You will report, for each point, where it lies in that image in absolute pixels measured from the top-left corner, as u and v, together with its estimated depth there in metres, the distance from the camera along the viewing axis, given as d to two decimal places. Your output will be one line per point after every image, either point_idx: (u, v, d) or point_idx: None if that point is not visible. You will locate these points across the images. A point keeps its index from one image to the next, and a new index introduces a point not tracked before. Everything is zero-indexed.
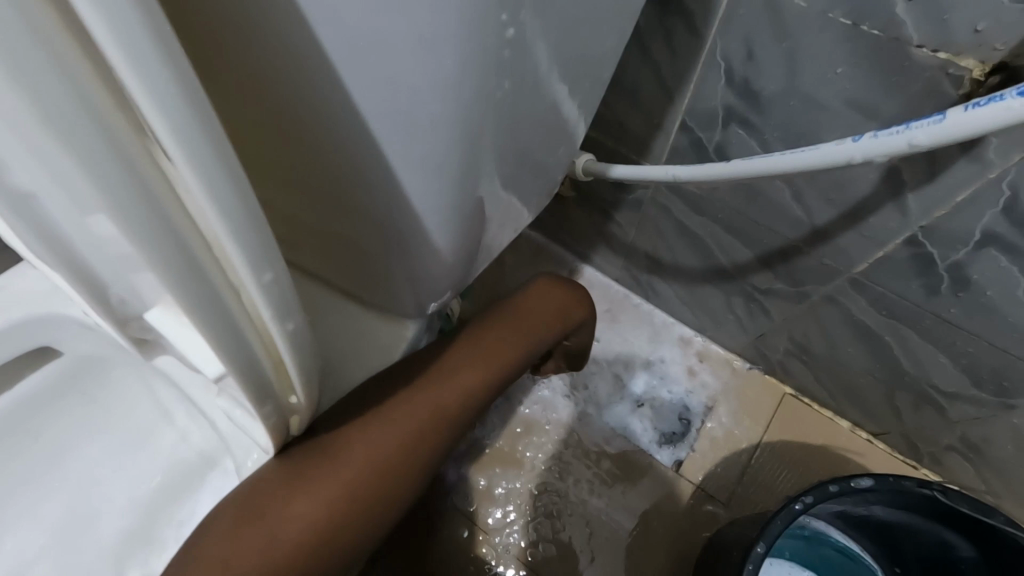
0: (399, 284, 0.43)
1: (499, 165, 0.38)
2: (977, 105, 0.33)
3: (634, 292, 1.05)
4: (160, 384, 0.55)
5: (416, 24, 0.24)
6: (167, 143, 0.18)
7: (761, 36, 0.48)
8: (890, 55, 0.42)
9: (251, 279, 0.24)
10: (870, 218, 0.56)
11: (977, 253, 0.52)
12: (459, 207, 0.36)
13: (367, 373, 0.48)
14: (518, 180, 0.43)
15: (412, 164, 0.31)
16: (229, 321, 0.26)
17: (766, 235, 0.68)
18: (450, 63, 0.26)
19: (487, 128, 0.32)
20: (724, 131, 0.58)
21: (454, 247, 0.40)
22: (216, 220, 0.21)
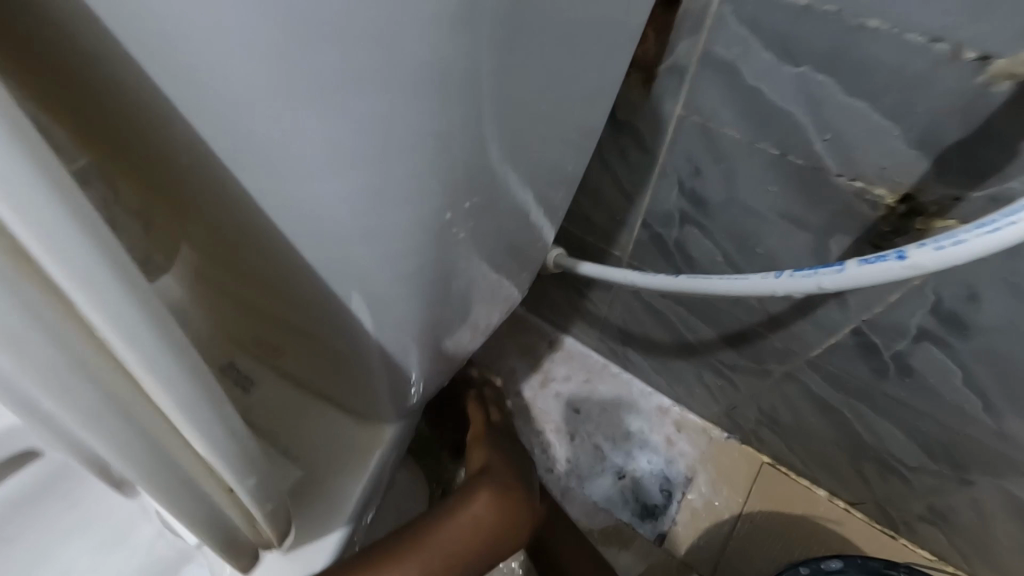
0: (376, 396, 0.45)
1: (470, 298, 0.40)
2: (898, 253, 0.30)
3: (612, 362, 1.08)
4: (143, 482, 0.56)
5: (378, 243, 0.27)
6: (101, 320, 0.21)
7: (704, 157, 0.54)
8: (814, 181, 0.48)
9: (175, 415, 0.27)
10: (817, 310, 0.60)
11: (915, 344, 0.56)
12: (428, 342, 0.39)
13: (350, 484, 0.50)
14: (495, 296, 0.46)
15: (383, 322, 0.34)
16: (182, 469, 0.31)
17: (727, 319, 0.73)
18: (395, 259, 0.29)
19: (458, 285, 0.36)
20: (682, 230, 0.63)
21: (424, 367, 0.43)
22: (145, 371, 0.24)
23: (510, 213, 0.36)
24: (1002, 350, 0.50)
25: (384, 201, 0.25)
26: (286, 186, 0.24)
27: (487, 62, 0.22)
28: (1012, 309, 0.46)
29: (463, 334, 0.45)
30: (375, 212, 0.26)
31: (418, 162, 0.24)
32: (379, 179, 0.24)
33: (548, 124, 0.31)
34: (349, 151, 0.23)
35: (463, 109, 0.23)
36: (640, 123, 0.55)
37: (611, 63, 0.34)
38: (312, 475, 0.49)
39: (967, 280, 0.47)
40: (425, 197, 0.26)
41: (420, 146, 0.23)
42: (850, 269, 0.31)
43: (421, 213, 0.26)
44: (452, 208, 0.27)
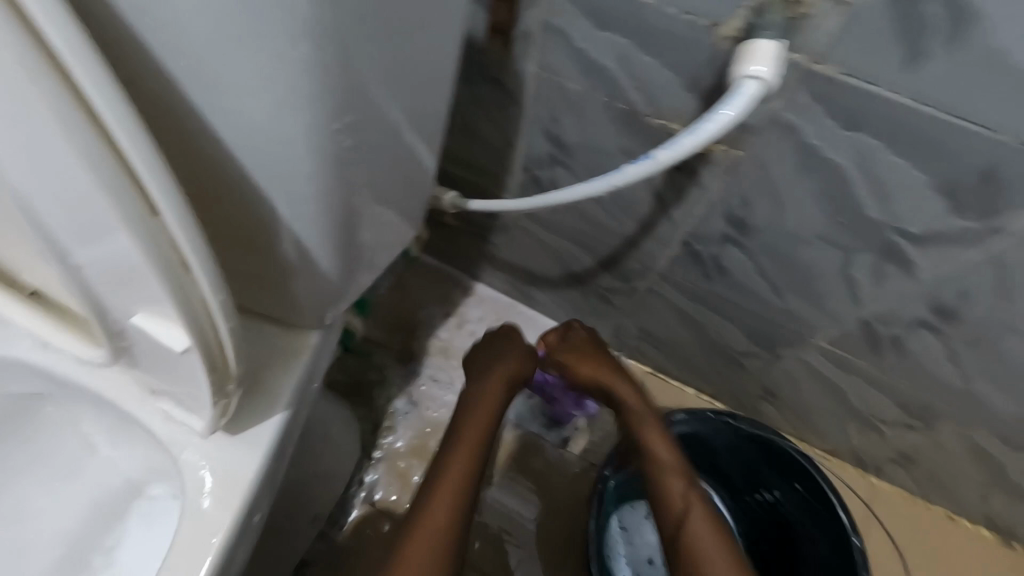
0: (301, 302, 0.54)
1: (372, 212, 0.50)
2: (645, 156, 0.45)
3: (518, 301, 1.23)
4: (93, 421, 0.64)
5: (290, 141, 0.37)
6: (138, 166, 0.31)
7: (557, 107, 0.67)
8: (634, 121, 0.63)
9: (196, 262, 0.36)
10: (656, 227, 0.77)
11: (723, 246, 0.74)
12: (342, 249, 0.49)
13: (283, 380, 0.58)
14: (399, 214, 0.56)
15: (300, 222, 0.43)
16: (203, 339, 0.41)
17: (598, 245, 0.89)
18: (300, 162, 0.38)
19: (360, 198, 0.46)
20: (552, 170, 0.77)
21: (340, 275, 0.52)
22: (178, 218, 0.34)
23: (398, 140, 0.46)
24: (773, 244, 0.69)
25: (292, 108, 0.35)
26: (214, 82, 0.34)
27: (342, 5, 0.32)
28: (772, 210, 0.64)
29: (371, 249, 0.55)
30: (288, 116, 0.35)
31: (297, 76, 0.33)
32: (271, 80, 0.33)
33: (416, 66, 0.42)
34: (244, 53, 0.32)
35: (329, 37, 0.32)
36: (507, 79, 0.67)
37: (457, 23, 0.45)
38: (253, 380, 0.57)
39: (741, 190, 0.64)
40: (312, 108, 0.35)
41: (296, 62, 0.33)
42: (627, 169, 0.47)
43: (310, 120, 0.36)
44: (336, 121, 0.37)
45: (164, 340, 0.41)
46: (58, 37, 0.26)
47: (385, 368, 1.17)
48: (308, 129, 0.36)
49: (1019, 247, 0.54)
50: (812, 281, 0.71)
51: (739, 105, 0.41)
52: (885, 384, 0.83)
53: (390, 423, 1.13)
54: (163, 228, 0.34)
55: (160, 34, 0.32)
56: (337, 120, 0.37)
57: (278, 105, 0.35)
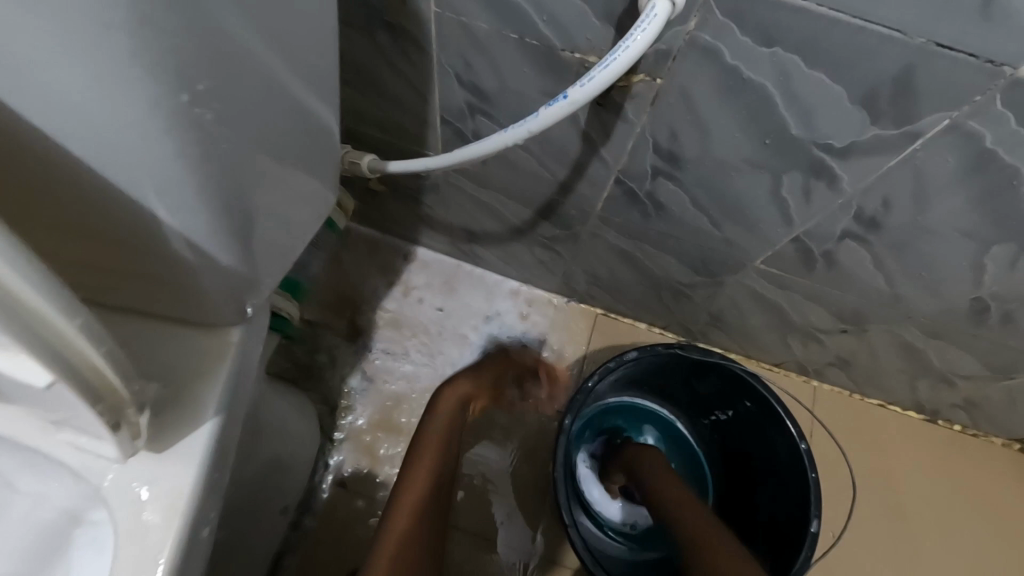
0: (208, 299, 0.49)
1: (266, 183, 0.45)
2: (551, 101, 0.43)
3: (463, 261, 1.20)
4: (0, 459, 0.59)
5: (131, 120, 0.31)
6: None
7: (467, 50, 0.62)
8: (550, 58, 0.59)
9: (31, 290, 0.31)
10: (588, 169, 0.75)
11: (656, 182, 0.73)
12: (237, 232, 0.44)
13: (205, 385, 0.52)
14: (302, 180, 0.51)
15: (175, 211, 0.38)
16: (73, 372, 0.36)
17: (534, 195, 0.86)
18: (149, 136, 0.32)
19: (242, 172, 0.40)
20: (473, 121, 0.72)
21: (242, 260, 0.47)
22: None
23: (272, 97, 0.40)
24: (704, 174, 0.68)
25: (122, 81, 0.29)
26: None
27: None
28: (700, 139, 0.63)
29: (275, 226, 0.50)
30: (121, 92, 0.30)
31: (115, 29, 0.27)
32: (78, 37, 0.27)
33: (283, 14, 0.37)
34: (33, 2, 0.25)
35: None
36: (408, 24, 0.61)
37: None
38: (170, 387, 0.51)
39: (667, 121, 0.62)
40: (144, 68, 0.29)
41: (107, 16, 0.26)
42: (541, 112, 0.44)
43: (148, 85, 0.30)
44: (187, 88, 0.31)
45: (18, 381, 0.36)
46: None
47: (334, 349, 1.13)
48: (149, 106, 0.31)
49: (934, 151, 0.55)
50: (745, 206, 0.71)
51: (650, 26, 0.37)
52: (820, 297, 0.86)
53: (349, 402, 1.10)
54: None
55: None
56: (184, 83, 0.31)
57: (104, 81, 0.29)
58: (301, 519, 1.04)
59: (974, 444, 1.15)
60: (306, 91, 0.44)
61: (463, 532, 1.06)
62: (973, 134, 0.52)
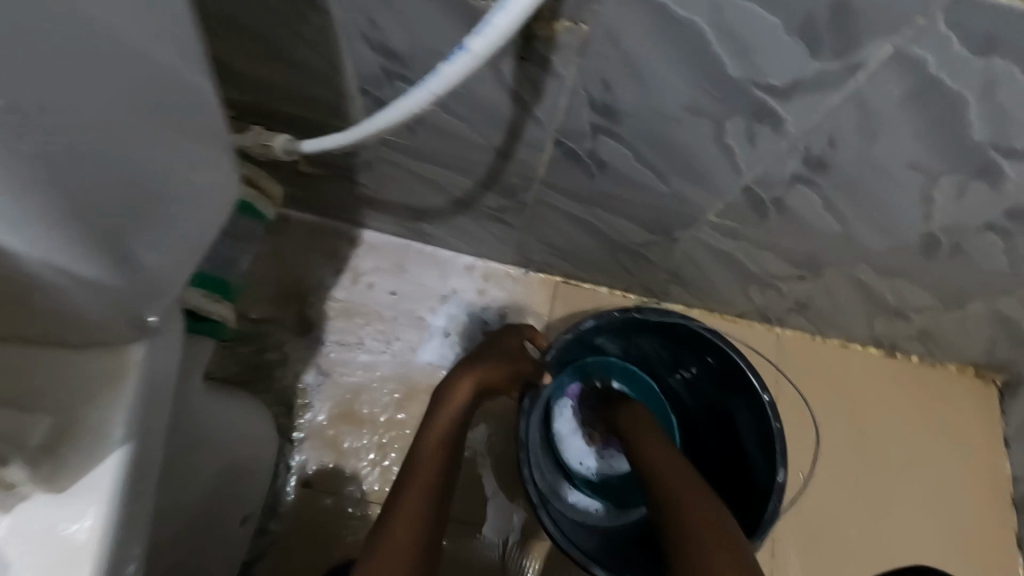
0: (88, 315, 0.43)
1: (125, 180, 0.40)
2: (449, 60, 0.37)
3: (413, 240, 1.13)
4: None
5: None
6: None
7: (369, 6, 0.55)
8: (462, 8, 0.52)
9: None
10: (524, 132, 0.69)
11: (597, 139, 0.68)
12: (95, 241, 0.39)
13: (105, 412, 0.46)
14: (184, 172, 0.45)
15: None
16: None
17: (472, 164, 0.80)
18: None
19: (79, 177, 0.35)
20: (392, 88, 0.66)
21: (114, 269, 0.42)
22: None
23: (102, 67, 0.33)
24: (644, 127, 0.63)
25: None
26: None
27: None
28: (636, 89, 0.58)
29: (157, 224, 0.45)
30: None
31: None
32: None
33: None
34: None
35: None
36: None
37: None
38: (64, 417, 0.45)
39: (598, 71, 0.57)
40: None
41: None
42: (442, 70, 0.38)
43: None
44: None
45: None
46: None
47: (283, 345, 1.06)
48: None
49: (876, 83, 0.51)
50: (690, 158, 0.67)
51: None
52: (774, 245, 0.84)
53: (306, 399, 1.05)
54: None
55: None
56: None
57: None
58: (267, 524, 1.00)
59: (931, 372, 1.19)
60: (159, 65, 0.37)
61: (467, 521, 1.05)
62: (915, 62, 0.49)
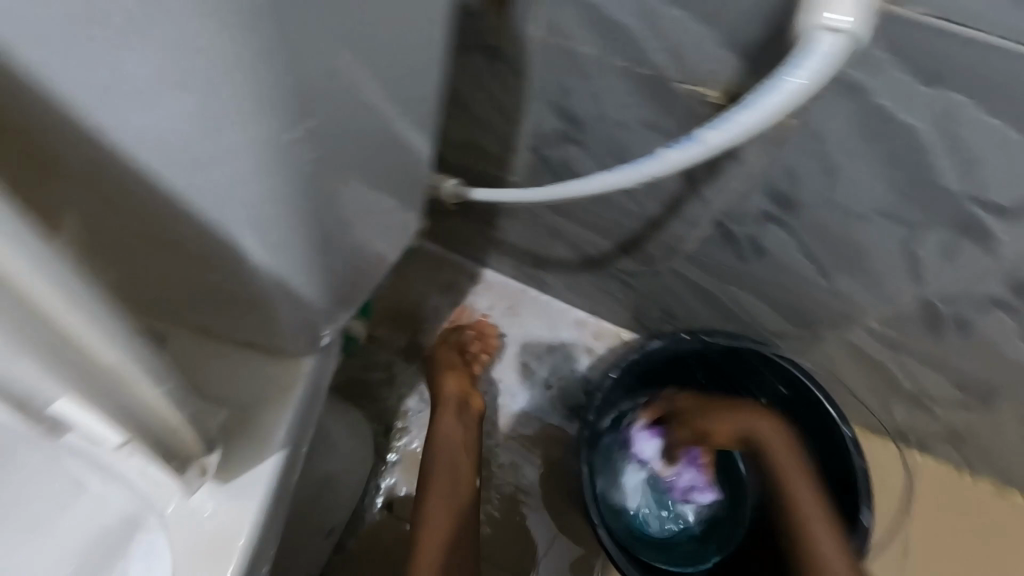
0: (288, 333, 0.47)
1: (359, 224, 0.43)
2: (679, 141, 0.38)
3: (530, 287, 1.15)
4: (74, 462, 0.60)
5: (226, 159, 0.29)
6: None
7: (565, 76, 0.58)
8: (661, 88, 0.53)
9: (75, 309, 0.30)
10: (684, 207, 0.69)
11: (763, 226, 0.65)
12: (328, 273, 0.42)
13: (270, 413, 0.51)
14: (392, 212, 0.48)
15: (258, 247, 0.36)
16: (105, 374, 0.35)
17: (617, 228, 0.81)
18: (234, 162, 0.30)
19: (334, 223, 0.38)
20: (563, 149, 0.68)
21: (327, 297, 0.45)
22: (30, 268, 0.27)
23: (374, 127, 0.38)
24: (824, 223, 0.60)
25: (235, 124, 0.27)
26: (90, 43, 0.24)
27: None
28: (824, 184, 0.55)
29: (362, 262, 0.48)
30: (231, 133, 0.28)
31: (192, 45, 0.24)
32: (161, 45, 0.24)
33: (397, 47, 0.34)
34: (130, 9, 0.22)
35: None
36: (508, 48, 0.58)
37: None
38: (239, 412, 0.50)
39: (788, 165, 0.55)
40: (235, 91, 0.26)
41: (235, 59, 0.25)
42: (667, 154, 0.39)
43: (252, 87, 0.26)
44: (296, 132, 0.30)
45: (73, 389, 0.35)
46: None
47: (391, 366, 1.11)
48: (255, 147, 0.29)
49: None
50: (864, 259, 0.63)
51: (805, 76, 0.32)
52: (941, 362, 0.75)
53: (404, 422, 1.08)
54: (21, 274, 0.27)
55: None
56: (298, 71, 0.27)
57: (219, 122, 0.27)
58: (346, 541, 1.01)
59: None
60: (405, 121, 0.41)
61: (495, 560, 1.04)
62: None
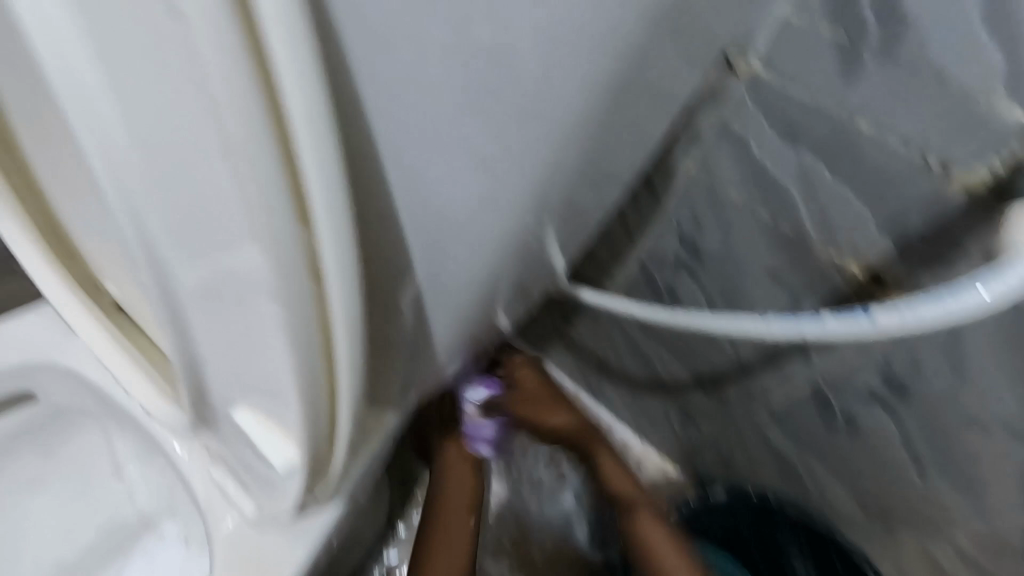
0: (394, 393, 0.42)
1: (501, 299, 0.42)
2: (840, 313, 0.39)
3: (584, 391, 1.11)
4: (127, 440, 0.61)
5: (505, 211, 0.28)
6: (321, 217, 0.21)
7: (702, 210, 0.60)
8: (800, 247, 0.55)
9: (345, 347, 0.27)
10: (784, 362, 0.68)
11: (865, 403, 0.64)
12: (467, 334, 0.39)
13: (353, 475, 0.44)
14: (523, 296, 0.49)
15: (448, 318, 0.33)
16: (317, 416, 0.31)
17: (702, 361, 0.80)
18: (487, 251, 0.30)
19: (500, 289, 0.37)
20: (674, 273, 0.69)
21: (451, 362, 0.44)
22: (339, 299, 0.24)
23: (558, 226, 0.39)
24: (936, 419, 0.58)
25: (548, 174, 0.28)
26: (420, 174, 0.24)
27: (612, 82, 0.28)
28: (948, 379, 0.54)
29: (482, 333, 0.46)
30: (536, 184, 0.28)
31: (518, 156, 0.26)
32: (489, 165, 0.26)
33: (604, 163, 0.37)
34: (483, 133, 0.24)
35: (587, 110, 0.28)
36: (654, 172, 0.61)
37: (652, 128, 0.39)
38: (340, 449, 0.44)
39: (915, 353, 0.55)
40: (528, 190, 0.29)
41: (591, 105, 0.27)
42: (827, 320, 0.39)
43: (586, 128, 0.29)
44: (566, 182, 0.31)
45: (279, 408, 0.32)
46: (298, 98, 0.18)
47: None
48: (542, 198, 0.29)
49: None
50: (972, 466, 0.59)
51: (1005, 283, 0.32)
52: None
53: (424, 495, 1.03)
54: (326, 299, 0.25)
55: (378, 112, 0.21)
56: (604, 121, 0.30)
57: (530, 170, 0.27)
58: None
59: None
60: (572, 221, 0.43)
61: None
62: None
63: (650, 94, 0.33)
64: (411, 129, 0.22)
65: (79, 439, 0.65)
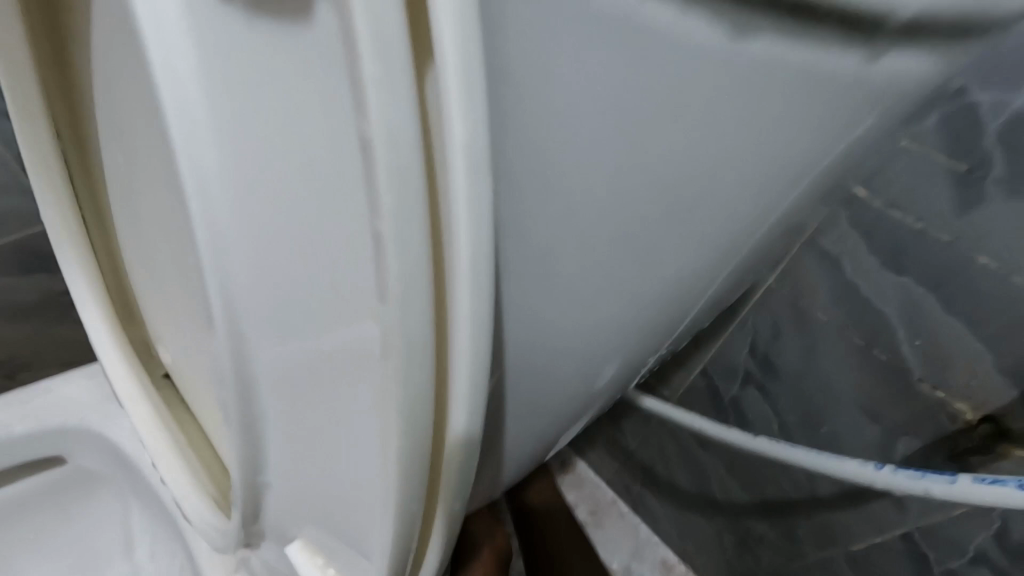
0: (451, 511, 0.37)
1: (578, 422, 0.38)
2: (982, 478, 0.32)
3: (622, 499, 1.01)
4: (143, 510, 0.57)
5: (635, 331, 0.23)
6: (466, 342, 0.17)
7: (782, 326, 0.55)
8: (897, 381, 0.49)
9: (450, 497, 0.22)
10: (870, 503, 0.60)
11: (972, 566, 0.55)
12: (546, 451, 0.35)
13: None
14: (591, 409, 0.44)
15: (535, 432, 0.29)
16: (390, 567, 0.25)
17: (769, 488, 0.71)
18: (601, 360, 0.25)
19: (593, 409, 0.32)
20: (742, 389, 0.63)
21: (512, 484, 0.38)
22: (457, 444, 0.20)
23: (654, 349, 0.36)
24: None
25: (692, 297, 0.23)
26: (556, 282, 0.19)
27: (780, 231, 0.23)
28: None
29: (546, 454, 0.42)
30: (676, 307, 0.23)
31: (664, 287, 0.21)
32: (628, 294, 0.21)
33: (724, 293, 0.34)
34: (630, 264, 0.20)
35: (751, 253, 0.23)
36: None
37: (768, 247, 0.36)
38: None
39: None
40: (649, 327, 0.24)
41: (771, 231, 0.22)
42: (964, 482, 0.33)
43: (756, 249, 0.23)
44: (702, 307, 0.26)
45: (345, 532, 0.27)
46: (468, 227, 0.15)
47: None
48: (672, 318, 0.24)
49: None
50: None
51: None
52: None
53: None
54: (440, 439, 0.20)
55: (516, 222, 0.17)
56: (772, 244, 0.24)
57: (681, 294, 0.22)
58: None
59: None
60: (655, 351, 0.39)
61: None
62: None
63: (799, 232, 0.28)
64: (544, 244, 0.18)
65: (91, 505, 0.62)
